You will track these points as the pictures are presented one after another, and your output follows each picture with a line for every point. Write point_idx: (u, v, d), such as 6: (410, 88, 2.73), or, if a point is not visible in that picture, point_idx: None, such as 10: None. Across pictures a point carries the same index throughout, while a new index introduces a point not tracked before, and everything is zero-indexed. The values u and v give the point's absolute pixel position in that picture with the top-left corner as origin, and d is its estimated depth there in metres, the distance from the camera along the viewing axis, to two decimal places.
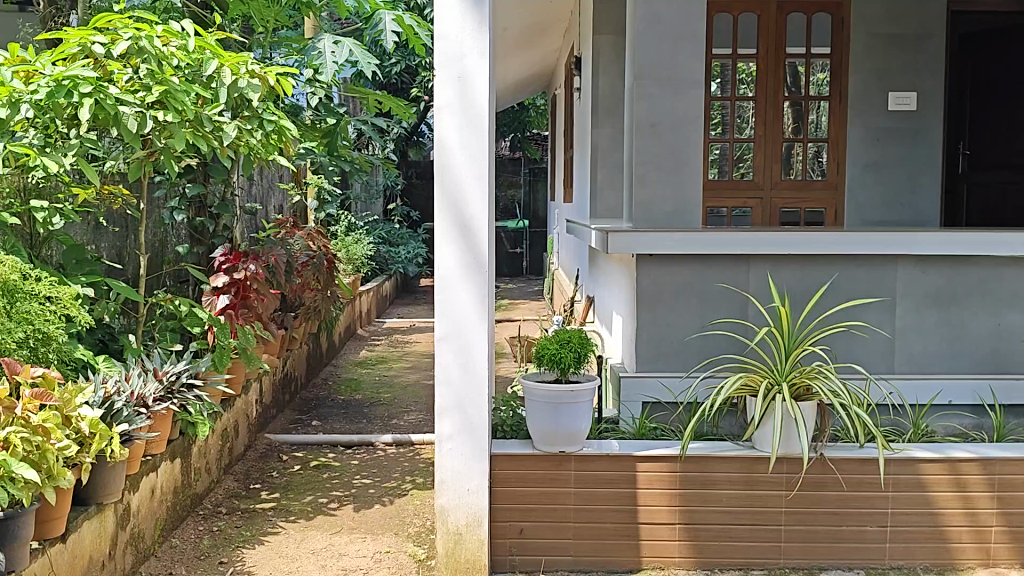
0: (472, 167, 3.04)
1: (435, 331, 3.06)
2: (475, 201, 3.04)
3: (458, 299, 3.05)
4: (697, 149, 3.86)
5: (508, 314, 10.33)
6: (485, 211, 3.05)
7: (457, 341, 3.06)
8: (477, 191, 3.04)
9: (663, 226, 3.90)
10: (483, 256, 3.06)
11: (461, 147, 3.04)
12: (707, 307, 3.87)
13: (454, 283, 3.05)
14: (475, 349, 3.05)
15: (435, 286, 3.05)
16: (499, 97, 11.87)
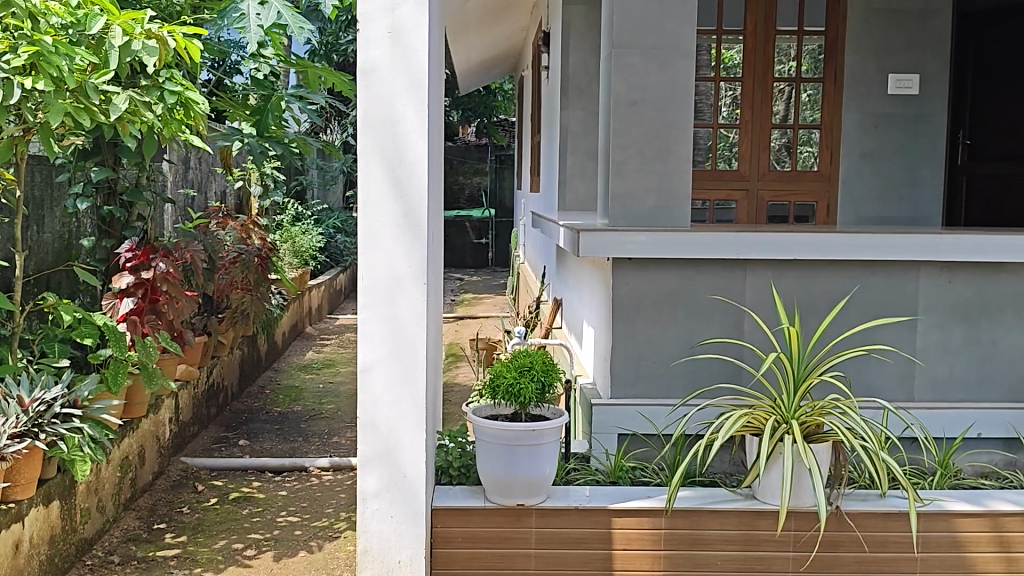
0: (408, 148, 2.36)
1: (358, 358, 2.37)
2: (413, 193, 2.36)
3: (392, 317, 2.37)
4: (687, 132, 3.20)
5: (471, 311, 9.64)
6: (426, 206, 2.37)
7: (389, 370, 2.37)
8: (415, 179, 2.36)
9: (647, 224, 3.24)
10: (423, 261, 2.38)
11: (393, 121, 2.35)
12: (695, 322, 3.24)
13: (386, 298, 2.37)
14: (411, 381, 2.37)
15: (359, 301, 2.36)
16: (464, 78, 11.18)
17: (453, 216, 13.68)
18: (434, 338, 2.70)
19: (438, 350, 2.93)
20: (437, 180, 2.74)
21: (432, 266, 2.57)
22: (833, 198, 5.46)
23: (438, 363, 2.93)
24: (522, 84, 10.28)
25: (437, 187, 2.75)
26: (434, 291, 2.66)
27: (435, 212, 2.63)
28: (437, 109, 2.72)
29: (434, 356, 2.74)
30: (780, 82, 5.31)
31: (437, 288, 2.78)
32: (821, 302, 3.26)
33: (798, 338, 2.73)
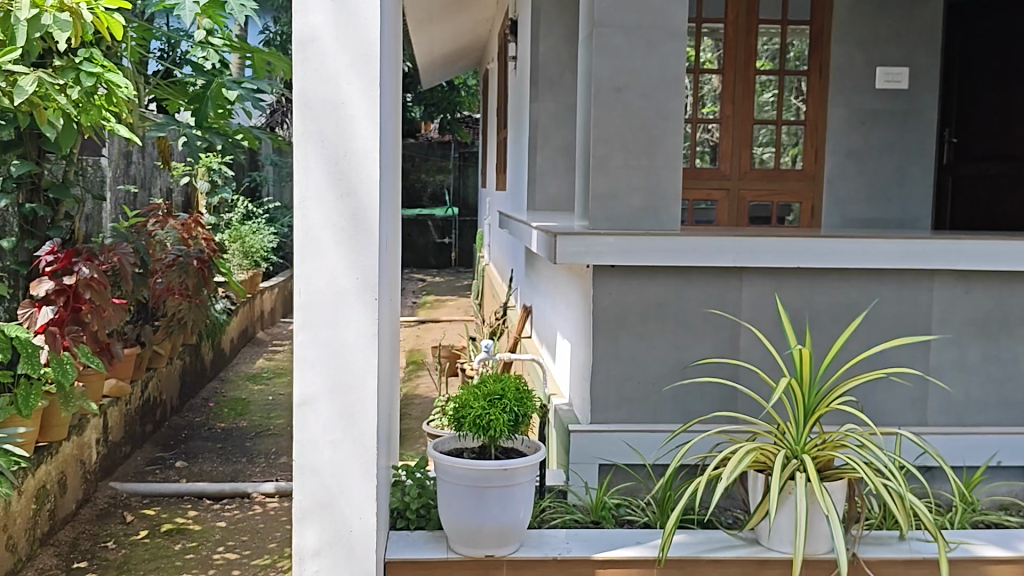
0: (354, 134, 1.95)
1: (294, 390, 1.96)
2: (362, 191, 1.95)
3: (335, 342, 1.96)
4: (676, 123, 2.83)
5: (433, 314, 9.23)
6: (377, 206, 1.97)
7: (332, 404, 1.97)
8: (364, 173, 1.95)
9: (631, 227, 2.85)
10: (374, 272, 1.97)
11: (337, 103, 1.95)
12: (686, 339, 2.88)
13: (329, 317, 1.96)
14: (358, 415, 1.97)
15: (295, 322, 1.95)
16: (426, 72, 10.75)
17: (415, 214, 13.22)
18: (387, 362, 2.30)
19: (392, 374, 2.52)
20: (391, 176, 2.34)
21: (386, 278, 2.17)
22: (818, 201, 5.10)
23: (391, 388, 2.53)
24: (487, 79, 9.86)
25: (392, 185, 2.34)
26: (388, 308, 2.26)
27: (389, 215, 2.23)
28: (391, 94, 2.32)
29: (387, 382, 2.33)
30: (764, 75, 4.96)
31: (391, 303, 2.37)
32: (825, 314, 2.91)
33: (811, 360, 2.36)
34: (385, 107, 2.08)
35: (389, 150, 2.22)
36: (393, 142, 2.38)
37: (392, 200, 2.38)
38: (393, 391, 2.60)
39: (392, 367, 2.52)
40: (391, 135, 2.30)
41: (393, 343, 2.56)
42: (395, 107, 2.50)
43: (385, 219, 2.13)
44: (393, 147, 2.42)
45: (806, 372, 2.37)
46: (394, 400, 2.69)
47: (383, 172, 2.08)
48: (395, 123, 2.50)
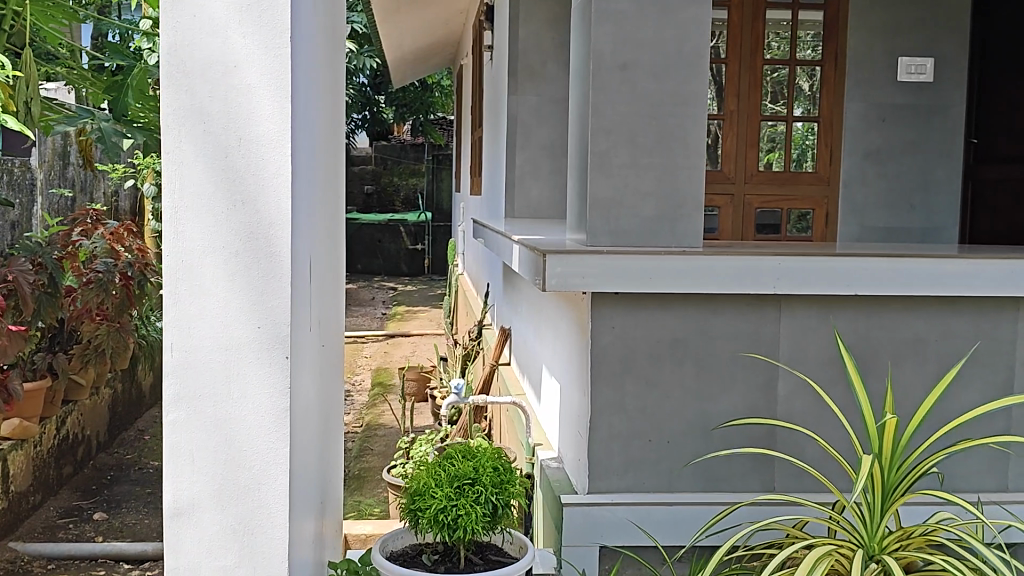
0: (251, 115, 1.33)
1: (169, 492, 1.35)
2: (265, 197, 1.33)
3: (229, 420, 1.35)
4: (698, 111, 2.20)
5: (403, 328, 8.54)
6: (287, 221, 1.34)
7: (225, 508, 1.35)
8: (268, 171, 1.33)
9: (641, 244, 2.23)
10: (285, 319, 1.34)
11: (228, 68, 1.33)
12: (709, 387, 2.26)
13: (216, 385, 1.34)
14: (263, 528, 1.36)
15: (168, 393, 1.34)
16: (397, 69, 10.08)
17: (386, 218, 12.50)
18: (314, 433, 1.68)
19: (325, 437, 1.90)
20: (323, 180, 1.72)
21: (312, 322, 1.55)
22: (833, 208, 4.26)
23: (325, 459, 1.91)
24: (462, 76, 9.18)
25: (323, 193, 1.73)
26: (317, 362, 1.65)
27: (318, 232, 1.62)
28: (322, 65, 1.70)
29: (315, 458, 1.72)
30: (771, 65, 4.10)
31: (323, 353, 1.76)
32: (884, 354, 2.30)
33: (895, 434, 1.78)
34: (307, 80, 1.47)
35: (317, 143, 1.61)
36: (325, 134, 1.77)
37: (326, 212, 1.77)
38: (329, 459, 1.98)
39: (325, 432, 1.90)
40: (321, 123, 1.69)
41: (330, 399, 1.94)
42: (332, 83, 1.89)
43: (310, 236, 1.52)
44: (327, 142, 1.80)
45: (887, 450, 1.78)
46: (333, 468, 2.08)
47: (305, 170, 1.46)
48: (330, 111, 1.88)
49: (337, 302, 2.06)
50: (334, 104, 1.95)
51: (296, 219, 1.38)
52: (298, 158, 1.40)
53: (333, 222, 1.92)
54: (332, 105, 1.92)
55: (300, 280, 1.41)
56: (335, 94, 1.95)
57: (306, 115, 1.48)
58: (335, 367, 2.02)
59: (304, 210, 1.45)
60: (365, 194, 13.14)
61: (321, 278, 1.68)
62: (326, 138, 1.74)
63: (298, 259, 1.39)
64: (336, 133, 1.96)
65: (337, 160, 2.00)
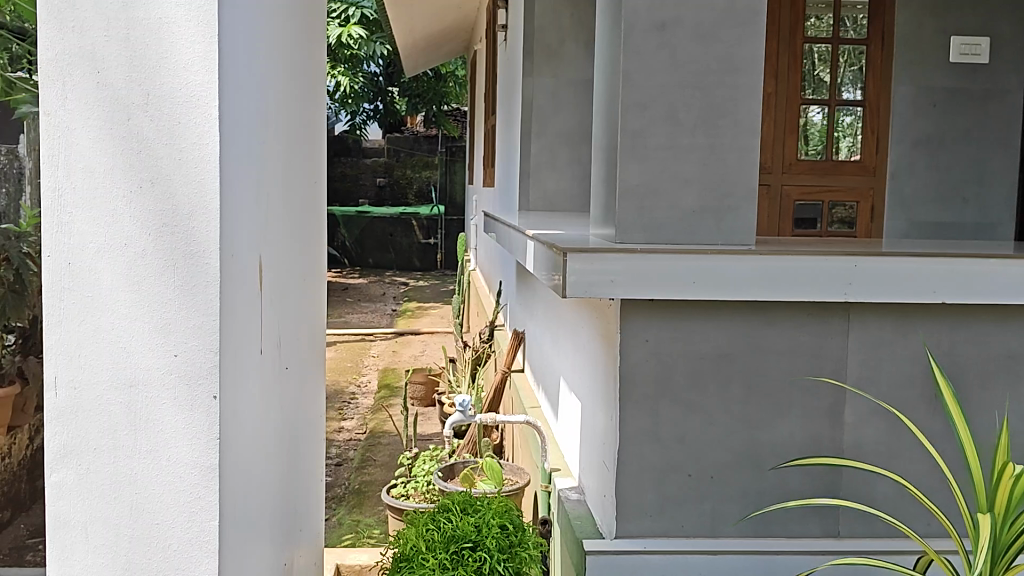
0: (159, 96, 1.15)
1: (74, 517, 1.22)
2: (178, 192, 1.16)
3: (137, 451, 1.20)
4: (751, 80, 1.82)
5: (413, 325, 8.18)
6: (204, 219, 1.16)
7: (128, 556, 1.21)
8: (177, 161, 1.16)
9: (681, 242, 1.85)
10: (205, 332, 1.17)
11: (130, 33, 1.15)
12: (761, 412, 1.89)
13: (123, 399, 1.19)
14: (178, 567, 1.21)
15: (65, 408, 1.20)
16: (409, 57, 9.71)
17: (397, 211, 12.15)
18: (285, 446, 1.49)
19: (306, 449, 1.67)
20: (289, 155, 1.51)
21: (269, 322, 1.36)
22: (880, 201, 3.70)
23: (306, 475, 1.68)
24: (475, 63, 8.82)
25: (291, 173, 1.53)
26: (284, 366, 1.45)
27: (277, 221, 1.42)
28: (284, 36, 1.48)
29: (288, 474, 1.52)
30: (812, 42, 3.64)
31: (298, 354, 1.55)
32: (971, 374, 1.92)
33: (1012, 487, 1.40)
34: (248, 54, 1.26)
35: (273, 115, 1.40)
36: (293, 104, 1.55)
37: (296, 192, 1.56)
38: (312, 476, 1.74)
39: (307, 444, 1.67)
40: (282, 89, 1.47)
41: (312, 405, 1.71)
42: (308, 58, 1.67)
43: (258, 223, 1.32)
44: (297, 112, 1.58)
45: (1000, 505, 1.41)
46: (316, 491, 1.82)
47: (248, 159, 1.27)
48: (306, 87, 1.67)
49: (319, 294, 1.80)
50: (309, 69, 1.72)
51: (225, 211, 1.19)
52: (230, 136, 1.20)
53: (310, 205, 1.70)
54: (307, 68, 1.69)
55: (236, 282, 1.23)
56: (310, 58, 1.72)
57: (249, 81, 1.27)
58: (316, 370, 1.78)
59: (244, 196, 1.25)
60: (377, 186, 12.67)
61: (288, 272, 1.48)
62: (292, 120, 1.54)
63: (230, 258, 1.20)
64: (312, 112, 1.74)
65: (313, 136, 1.77)
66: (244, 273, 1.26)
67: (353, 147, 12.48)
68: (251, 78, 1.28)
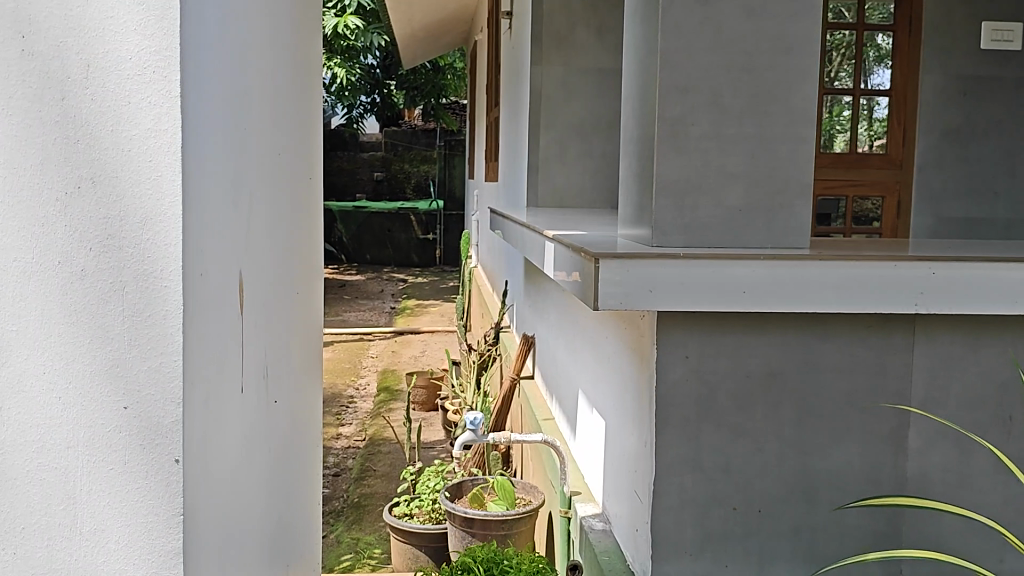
0: None
1: None
2: None
3: None
4: (807, 60, 1.60)
5: (413, 324, 7.96)
6: None
7: None
8: None
9: (726, 245, 1.62)
10: None
11: None
12: (816, 439, 1.67)
13: None
14: None
15: None
16: (407, 48, 9.46)
17: (395, 206, 11.91)
18: (277, 513, 1.23)
19: (300, 490, 1.43)
20: (281, 146, 1.27)
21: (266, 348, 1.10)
22: (906, 194, 3.15)
23: (298, 530, 1.43)
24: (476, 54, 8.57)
25: (281, 170, 1.28)
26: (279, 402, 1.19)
27: (270, 226, 1.16)
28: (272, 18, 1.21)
29: (279, 539, 1.27)
30: (832, 28, 3.23)
31: (292, 383, 1.30)
32: None
33: None
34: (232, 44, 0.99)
35: (267, 98, 1.15)
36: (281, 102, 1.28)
37: (286, 192, 1.31)
38: (305, 522, 1.50)
39: (300, 495, 1.42)
40: (274, 70, 1.23)
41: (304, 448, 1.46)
42: (293, 42, 1.40)
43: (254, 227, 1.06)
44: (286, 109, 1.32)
45: None
46: (309, 539, 1.57)
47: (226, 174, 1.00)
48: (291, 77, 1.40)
49: (308, 316, 1.54)
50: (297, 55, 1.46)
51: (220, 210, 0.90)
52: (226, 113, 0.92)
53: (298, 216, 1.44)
54: (296, 49, 1.45)
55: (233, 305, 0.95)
56: (299, 36, 1.48)
57: (242, 51, 1.01)
58: (309, 396, 1.54)
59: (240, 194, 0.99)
60: (375, 181, 12.44)
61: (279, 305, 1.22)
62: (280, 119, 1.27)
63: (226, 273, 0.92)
64: (297, 104, 1.47)
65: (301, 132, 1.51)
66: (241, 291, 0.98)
67: (350, 141, 12.25)
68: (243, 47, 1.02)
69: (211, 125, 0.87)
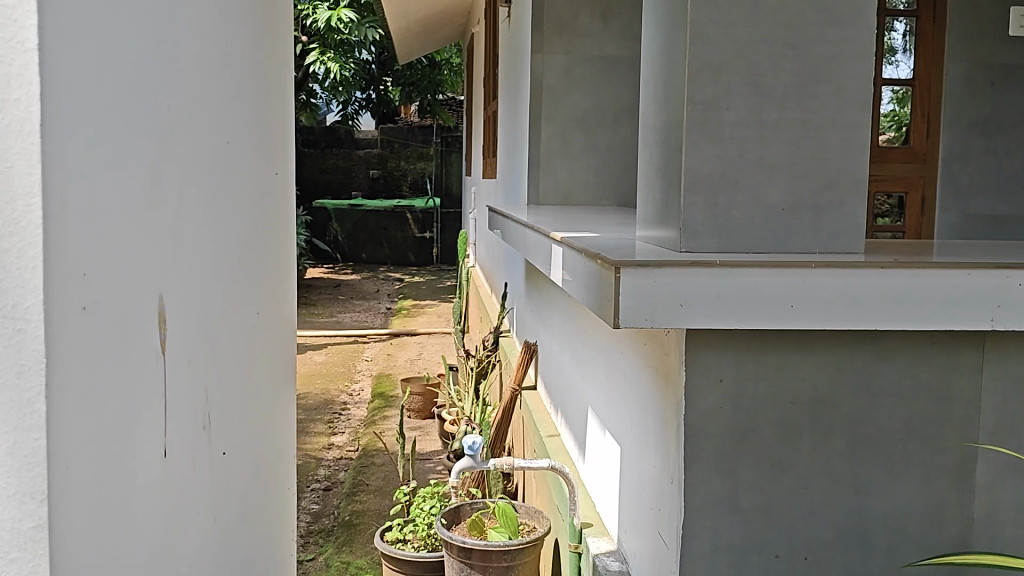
0: None
1: None
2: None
3: None
4: (857, 34, 1.37)
5: (409, 325, 7.72)
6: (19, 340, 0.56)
7: None
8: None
9: (767, 250, 1.39)
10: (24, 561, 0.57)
11: None
12: (870, 474, 1.44)
13: None
14: None
15: None
16: (401, 41, 9.20)
17: (392, 204, 11.66)
18: None
19: None
20: (230, 137, 1.04)
21: (202, 390, 0.86)
22: (931, 190, 2.89)
23: None
24: (473, 46, 8.31)
25: (221, 190, 0.98)
26: (226, 454, 0.96)
27: (211, 235, 0.93)
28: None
29: None
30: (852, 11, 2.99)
31: (245, 430, 1.06)
32: None
33: None
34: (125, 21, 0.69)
35: (206, 75, 0.92)
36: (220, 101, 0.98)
37: (233, 205, 1.04)
38: None
39: None
40: (207, 60, 0.93)
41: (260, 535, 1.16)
42: (239, 28, 1.10)
43: (185, 237, 0.83)
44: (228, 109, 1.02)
45: None
46: None
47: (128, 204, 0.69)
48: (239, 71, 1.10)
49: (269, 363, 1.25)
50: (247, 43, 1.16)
51: (116, 211, 0.66)
52: (127, 81, 0.69)
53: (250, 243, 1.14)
54: (255, 27, 1.22)
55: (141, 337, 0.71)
56: (257, 17, 1.22)
57: (165, 8, 0.78)
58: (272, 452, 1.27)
59: (157, 193, 0.75)
60: (370, 178, 12.19)
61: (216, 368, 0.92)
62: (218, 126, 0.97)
63: (126, 296, 0.68)
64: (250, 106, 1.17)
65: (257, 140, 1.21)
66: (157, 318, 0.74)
67: (345, 139, 12.02)
68: (165, 7, 0.79)
69: (95, 96, 0.63)
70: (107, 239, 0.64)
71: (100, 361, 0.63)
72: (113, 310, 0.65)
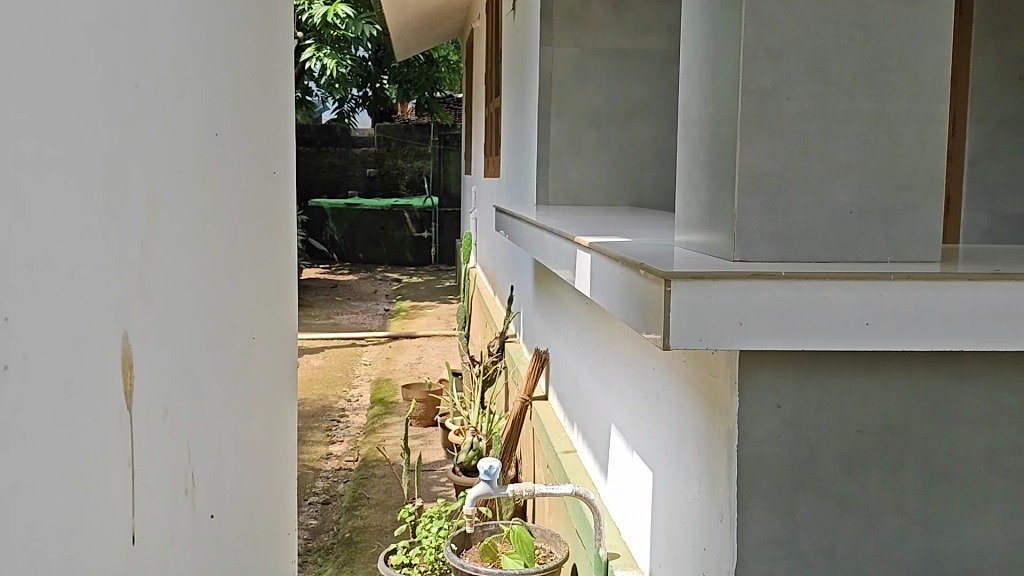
0: None
1: None
2: None
3: None
4: (935, 15, 1.21)
5: (408, 328, 7.54)
6: None
7: None
8: None
9: (832, 260, 1.22)
10: None
11: None
12: (945, 513, 1.27)
13: None
14: None
15: None
16: (399, 38, 9.01)
17: (389, 203, 11.48)
18: None
19: None
20: (219, 131, 0.87)
21: (181, 446, 0.70)
22: None
23: None
24: (473, 43, 8.11)
25: (206, 197, 0.81)
26: (213, 516, 0.79)
27: (194, 254, 0.76)
28: None
29: None
30: None
31: (236, 481, 0.89)
32: None
33: None
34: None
35: (187, 58, 0.76)
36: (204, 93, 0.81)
37: (223, 215, 0.88)
38: None
39: None
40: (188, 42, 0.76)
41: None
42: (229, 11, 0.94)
43: (158, 256, 0.66)
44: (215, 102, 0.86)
45: None
46: None
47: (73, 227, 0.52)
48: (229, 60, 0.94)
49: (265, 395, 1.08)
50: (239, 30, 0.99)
51: (52, 229, 0.49)
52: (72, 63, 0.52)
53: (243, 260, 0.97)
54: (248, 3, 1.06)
55: (89, 390, 0.54)
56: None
57: None
58: (270, 498, 1.10)
59: (117, 200, 0.59)
60: (367, 177, 12.01)
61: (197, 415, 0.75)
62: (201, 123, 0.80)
63: (66, 339, 0.51)
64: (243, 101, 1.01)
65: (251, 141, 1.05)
66: (115, 362, 0.58)
67: (341, 137, 11.83)
68: None
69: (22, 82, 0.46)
70: (38, 265, 0.48)
71: (26, 435, 0.46)
72: (46, 361, 0.49)
